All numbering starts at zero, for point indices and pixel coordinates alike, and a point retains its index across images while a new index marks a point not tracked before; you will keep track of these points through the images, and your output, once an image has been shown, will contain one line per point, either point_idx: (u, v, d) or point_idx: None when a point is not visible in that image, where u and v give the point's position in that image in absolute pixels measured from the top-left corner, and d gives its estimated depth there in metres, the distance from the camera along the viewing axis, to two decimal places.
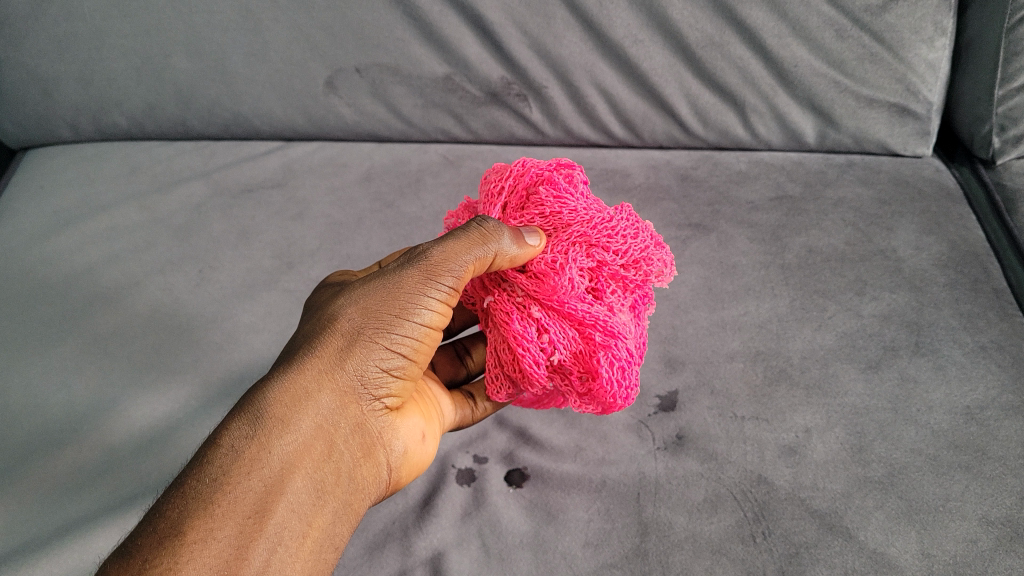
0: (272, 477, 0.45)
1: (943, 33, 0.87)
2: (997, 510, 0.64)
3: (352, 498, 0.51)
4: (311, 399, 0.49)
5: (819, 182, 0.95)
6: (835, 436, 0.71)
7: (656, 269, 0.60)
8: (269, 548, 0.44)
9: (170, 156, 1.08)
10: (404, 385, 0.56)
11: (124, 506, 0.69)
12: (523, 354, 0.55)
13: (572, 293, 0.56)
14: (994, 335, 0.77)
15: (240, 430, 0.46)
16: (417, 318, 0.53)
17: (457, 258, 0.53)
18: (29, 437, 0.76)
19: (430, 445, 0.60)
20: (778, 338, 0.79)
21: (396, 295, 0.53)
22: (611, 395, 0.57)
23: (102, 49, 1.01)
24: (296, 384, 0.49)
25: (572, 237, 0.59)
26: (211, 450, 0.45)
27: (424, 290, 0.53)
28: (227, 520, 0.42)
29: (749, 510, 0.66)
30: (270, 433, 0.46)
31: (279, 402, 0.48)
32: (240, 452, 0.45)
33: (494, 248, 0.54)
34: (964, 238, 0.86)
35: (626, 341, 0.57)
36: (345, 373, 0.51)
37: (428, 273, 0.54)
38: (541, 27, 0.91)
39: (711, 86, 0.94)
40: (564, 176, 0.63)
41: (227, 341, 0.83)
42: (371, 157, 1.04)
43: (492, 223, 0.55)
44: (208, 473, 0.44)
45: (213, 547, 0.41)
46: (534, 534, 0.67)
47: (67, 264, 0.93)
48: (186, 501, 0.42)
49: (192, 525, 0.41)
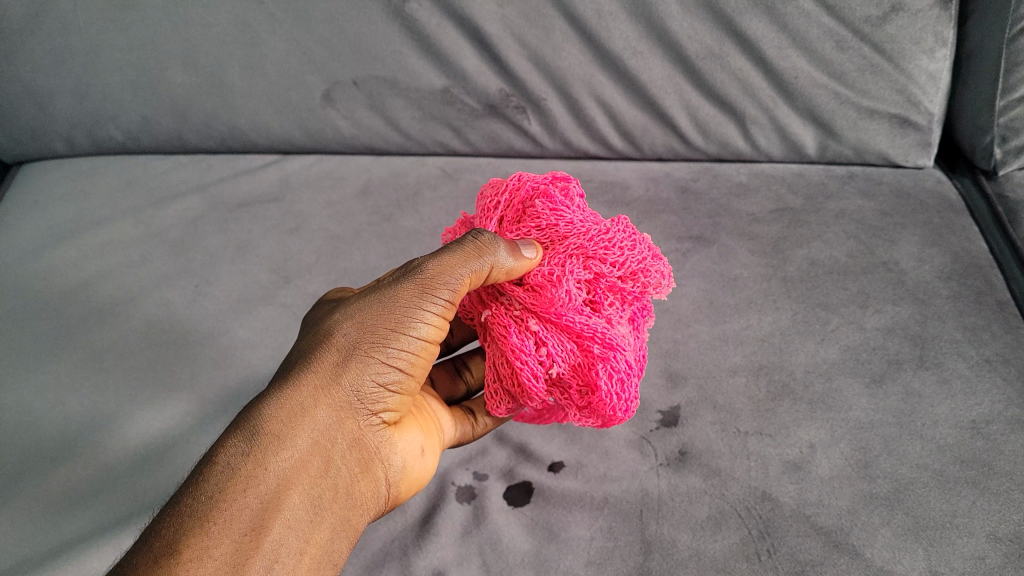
0: (268, 495, 0.44)
1: (943, 44, 0.86)
2: (1005, 526, 0.63)
3: (351, 515, 0.50)
4: (308, 415, 0.48)
5: (820, 194, 0.94)
6: (840, 451, 0.70)
7: (655, 281, 0.58)
8: (266, 566, 0.43)
9: (166, 170, 1.07)
10: (403, 400, 0.54)
11: (119, 525, 0.68)
12: (521, 368, 0.54)
13: (569, 306, 0.55)
14: (998, 347, 0.76)
15: (236, 447, 0.45)
16: (415, 332, 0.52)
17: (453, 270, 0.53)
18: (23, 455, 0.75)
19: (430, 460, 0.59)
20: (781, 352, 0.78)
21: (392, 309, 0.52)
22: (611, 408, 0.56)
23: (98, 62, 1.00)
24: (292, 401, 0.48)
25: (569, 249, 0.58)
26: (207, 468, 0.44)
27: (420, 305, 0.53)
28: (223, 538, 0.41)
29: (753, 527, 0.65)
30: (266, 449, 0.45)
31: (276, 418, 0.47)
32: (236, 470, 0.44)
33: (489, 260, 0.53)
34: (967, 250, 0.85)
35: (625, 353, 0.56)
36: (342, 389, 0.50)
37: (424, 287, 0.53)
38: (540, 39, 0.91)
39: (710, 98, 0.93)
40: (560, 189, 0.62)
41: (224, 356, 0.82)
42: (369, 170, 1.04)
43: (488, 234, 0.55)
44: (203, 490, 0.43)
45: (209, 566, 0.40)
46: (535, 553, 0.66)
47: (63, 280, 0.92)
48: (182, 519, 0.41)
49: (188, 543, 0.41)
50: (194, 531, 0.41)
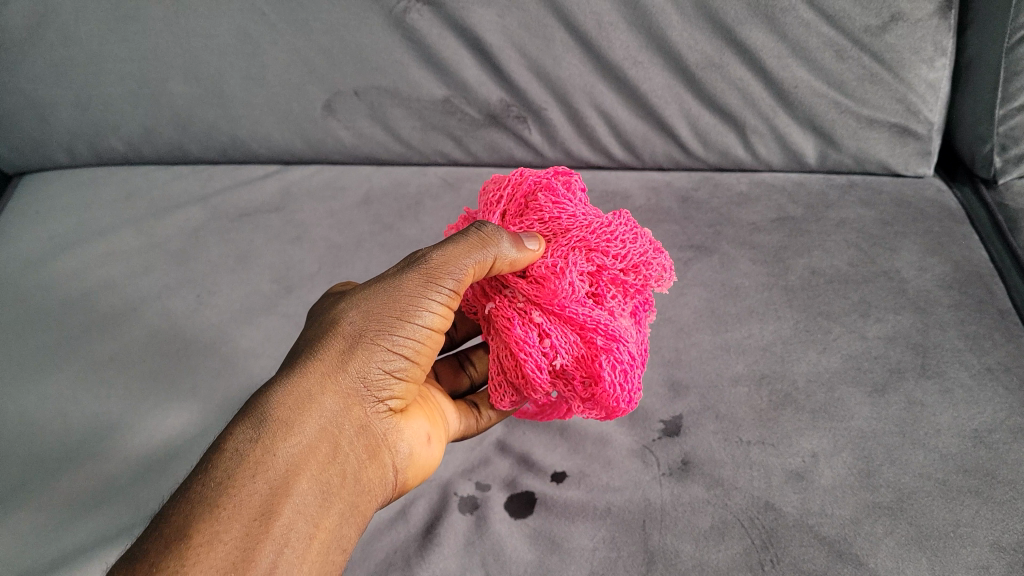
0: (277, 479, 0.44)
1: (943, 53, 0.86)
2: (1009, 535, 0.64)
3: (360, 501, 0.49)
4: (315, 401, 0.48)
5: (821, 203, 0.94)
6: (843, 460, 0.70)
7: (656, 274, 0.59)
8: (276, 550, 0.42)
9: (167, 180, 1.07)
10: (409, 388, 0.54)
11: (122, 537, 0.68)
12: (525, 359, 0.54)
13: (572, 297, 0.55)
14: (1000, 356, 0.76)
15: (244, 434, 0.45)
16: (419, 321, 0.53)
17: (457, 261, 0.52)
18: (25, 466, 0.74)
19: (435, 448, 0.59)
20: (783, 361, 0.78)
21: (396, 299, 0.52)
22: (614, 400, 0.56)
23: (99, 73, 1.00)
24: (298, 388, 0.48)
25: (572, 242, 0.58)
26: (216, 454, 0.44)
27: (425, 293, 0.53)
28: (233, 523, 0.41)
29: (756, 537, 0.65)
30: (275, 435, 0.45)
31: (285, 405, 0.47)
32: (245, 454, 0.44)
33: (493, 251, 0.53)
34: (968, 259, 0.86)
35: (628, 344, 0.55)
36: (348, 376, 0.50)
37: (428, 276, 0.53)
38: (540, 49, 0.91)
39: (711, 107, 0.93)
40: (563, 183, 0.62)
41: (226, 366, 0.82)
42: (370, 180, 1.04)
43: (490, 226, 0.54)
44: (212, 477, 0.43)
45: (219, 550, 0.40)
46: (538, 563, 0.66)
47: (64, 291, 0.92)
48: (191, 505, 0.41)
49: (198, 528, 0.40)
50: (205, 516, 0.41)
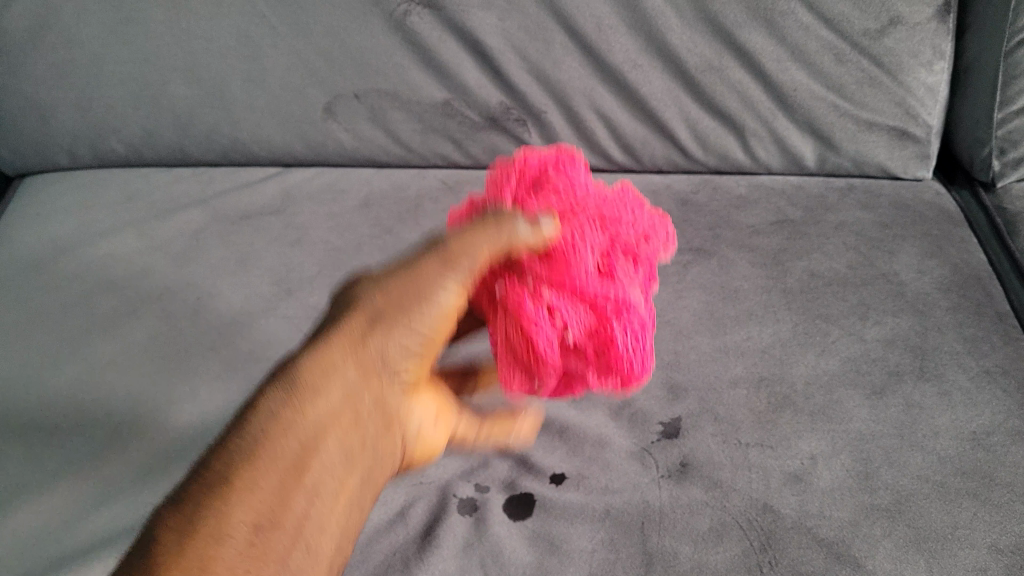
0: (302, 449, 0.42)
1: (942, 57, 0.87)
2: (1005, 537, 0.64)
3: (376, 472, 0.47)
4: (339, 370, 0.45)
5: (821, 206, 0.94)
6: (841, 462, 0.70)
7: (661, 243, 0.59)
8: (297, 534, 0.41)
9: (167, 182, 1.07)
10: (426, 364, 0.51)
11: (123, 539, 0.68)
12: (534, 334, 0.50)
13: (582, 274, 0.52)
14: (998, 359, 0.77)
15: (270, 397, 0.42)
16: (442, 296, 0.48)
17: (473, 246, 0.50)
18: (26, 468, 0.75)
19: (443, 433, 0.54)
20: (782, 363, 0.78)
21: (419, 275, 0.48)
22: (625, 373, 0.52)
23: (100, 76, 1.00)
24: (322, 354, 0.45)
25: (579, 220, 0.55)
26: (242, 417, 0.41)
27: (449, 271, 0.49)
28: (265, 480, 0.40)
29: (755, 539, 0.65)
30: (301, 399, 0.42)
31: (308, 369, 0.44)
32: (272, 417, 0.41)
33: (508, 236, 0.51)
34: (966, 262, 0.86)
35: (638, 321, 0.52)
36: (369, 348, 0.46)
37: (448, 255, 0.49)
38: (541, 52, 0.91)
39: (710, 110, 0.93)
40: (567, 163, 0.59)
41: (226, 368, 0.82)
42: (370, 183, 1.04)
43: (507, 214, 0.52)
44: (232, 443, 0.40)
45: (251, 511, 0.39)
46: (537, 565, 0.66)
47: (64, 293, 0.92)
48: (211, 471, 0.39)
49: (223, 487, 0.39)
50: (217, 493, 0.38)
